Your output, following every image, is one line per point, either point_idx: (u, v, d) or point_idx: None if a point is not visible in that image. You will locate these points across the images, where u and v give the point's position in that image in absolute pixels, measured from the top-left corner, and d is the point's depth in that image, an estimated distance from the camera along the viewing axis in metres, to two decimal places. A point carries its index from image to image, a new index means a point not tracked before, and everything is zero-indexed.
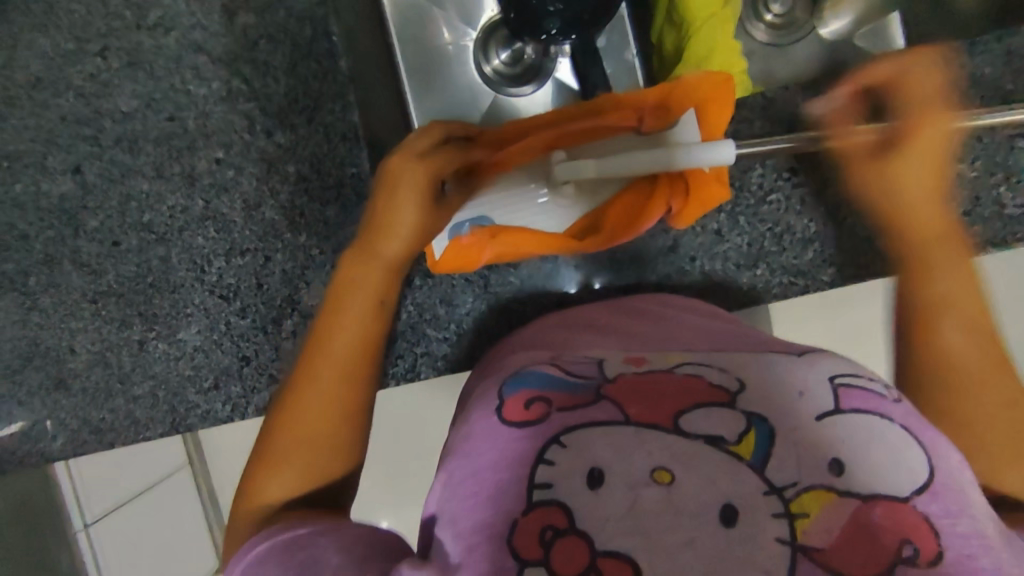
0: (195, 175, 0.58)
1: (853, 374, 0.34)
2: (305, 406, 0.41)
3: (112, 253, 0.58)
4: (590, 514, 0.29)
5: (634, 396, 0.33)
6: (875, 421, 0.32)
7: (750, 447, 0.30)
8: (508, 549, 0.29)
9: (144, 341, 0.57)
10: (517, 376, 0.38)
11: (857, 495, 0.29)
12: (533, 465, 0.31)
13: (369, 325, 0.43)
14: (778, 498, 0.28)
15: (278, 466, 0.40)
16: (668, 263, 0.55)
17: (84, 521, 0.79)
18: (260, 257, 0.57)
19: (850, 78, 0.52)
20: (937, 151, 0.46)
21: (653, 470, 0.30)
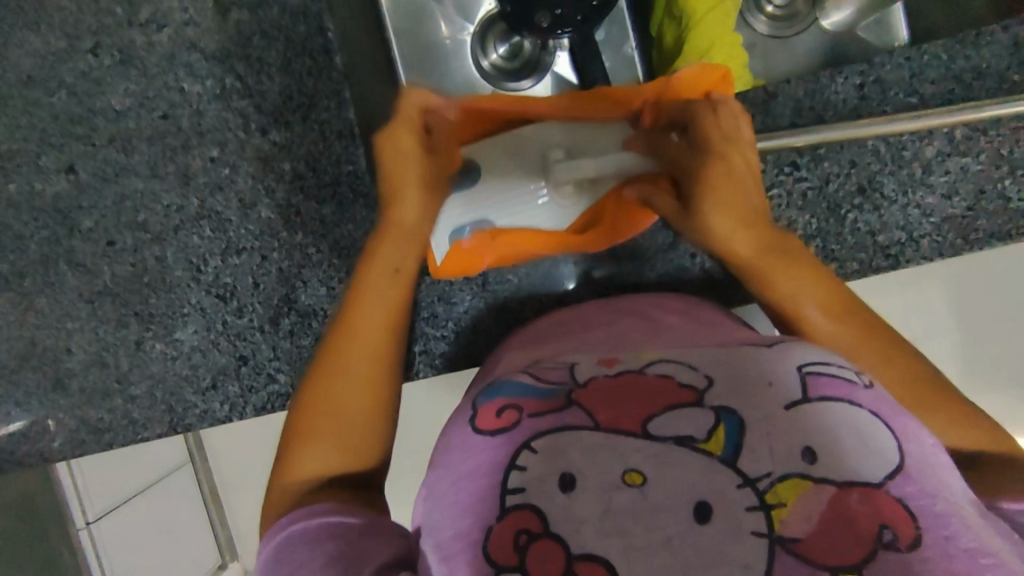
0: (190, 174, 0.57)
1: (820, 362, 0.33)
2: (336, 380, 0.40)
3: (108, 253, 0.58)
4: (563, 518, 0.28)
5: (604, 398, 0.31)
6: (847, 407, 0.30)
7: (721, 442, 0.29)
8: (484, 556, 0.29)
9: (141, 341, 0.57)
10: (491, 385, 0.36)
11: (832, 481, 0.28)
12: (505, 471, 0.30)
13: (394, 296, 0.43)
14: (751, 491, 0.27)
15: (311, 441, 0.38)
16: (666, 260, 0.55)
17: (85, 521, 0.79)
18: (256, 256, 0.56)
19: (852, 70, 0.51)
20: (724, 185, 0.44)
21: (625, 471, 0.28)
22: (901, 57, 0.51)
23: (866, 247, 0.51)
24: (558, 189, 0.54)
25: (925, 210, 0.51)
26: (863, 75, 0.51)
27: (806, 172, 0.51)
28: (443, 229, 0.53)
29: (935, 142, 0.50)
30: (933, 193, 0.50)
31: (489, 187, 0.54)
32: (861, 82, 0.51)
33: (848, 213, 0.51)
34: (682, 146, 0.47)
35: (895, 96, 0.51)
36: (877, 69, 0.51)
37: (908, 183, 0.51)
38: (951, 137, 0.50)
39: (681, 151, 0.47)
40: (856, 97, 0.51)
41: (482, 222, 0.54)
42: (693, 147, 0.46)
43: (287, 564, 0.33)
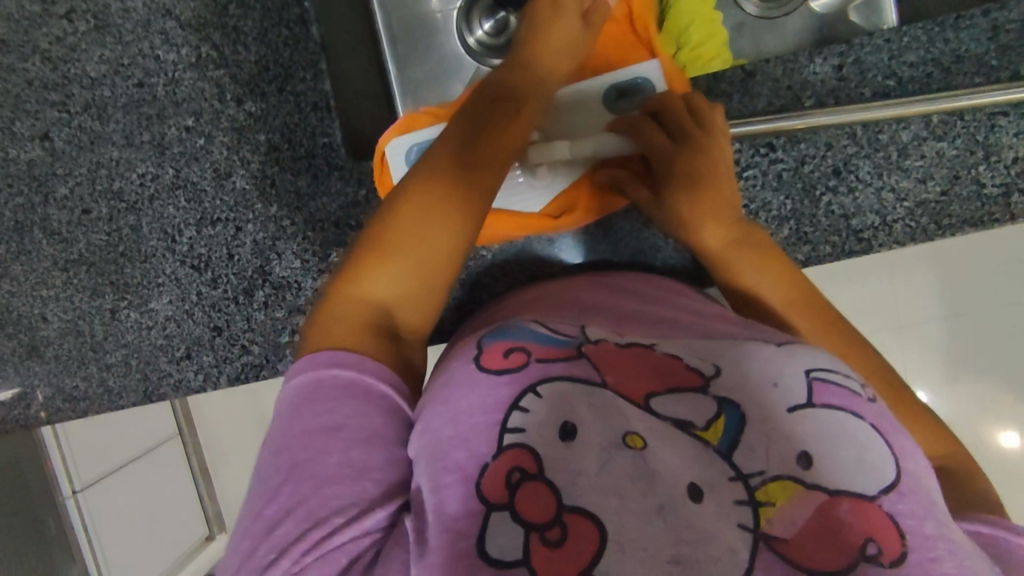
0: (165, 144, 0.57)
1: (829, 369, 0.34)
2: (418, 224, 0.39)
3: (83, 221, 0.57)
4: (561, 467, 0.30)
5: (614, 363, 0.34)
6: (848, 419, 0.31)
7: (719, 431, 0.31)
8: (476, 490, 0.30)
9: (116, 309, 0.57)
10: (501, 329, 0.38)
11: (822, 490, 0.29)
12: (507, 411, 0.32)
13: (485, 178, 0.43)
14: (743, 485, 0.29)
15: (385, 265, 0.39)
16: (641, 238, 0.55)
17: (73, 489, 0.82)
18: (231, 227, 0.56)
19: (831, 51, 0.51)
20: (701, 175, 0.46)
21: (625, 434, 0.30)
22: (880, 39, 0.50)
23: (839, 231, 0.51)
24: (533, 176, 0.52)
25: (900, 194, 0.50)
26: (841, 56, 0.51)
27: (782, 153, 0.51)
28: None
29: (912, 126, 0.50)
30: (908, 177, 0.50)
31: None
32: (839, 63, 0.51)
33: (823, 196, 0.51)
34: (661, 133, 0.48)
35: (874, 78, 0.51)
36: (856, 50, 0.51)
37: (884, 167, 0.50)
38: (927, 122, 0.50)
39: (661, 141, 0.48)
40: (835, 78, 0.51)
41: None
42: (672, 139, 0.47)
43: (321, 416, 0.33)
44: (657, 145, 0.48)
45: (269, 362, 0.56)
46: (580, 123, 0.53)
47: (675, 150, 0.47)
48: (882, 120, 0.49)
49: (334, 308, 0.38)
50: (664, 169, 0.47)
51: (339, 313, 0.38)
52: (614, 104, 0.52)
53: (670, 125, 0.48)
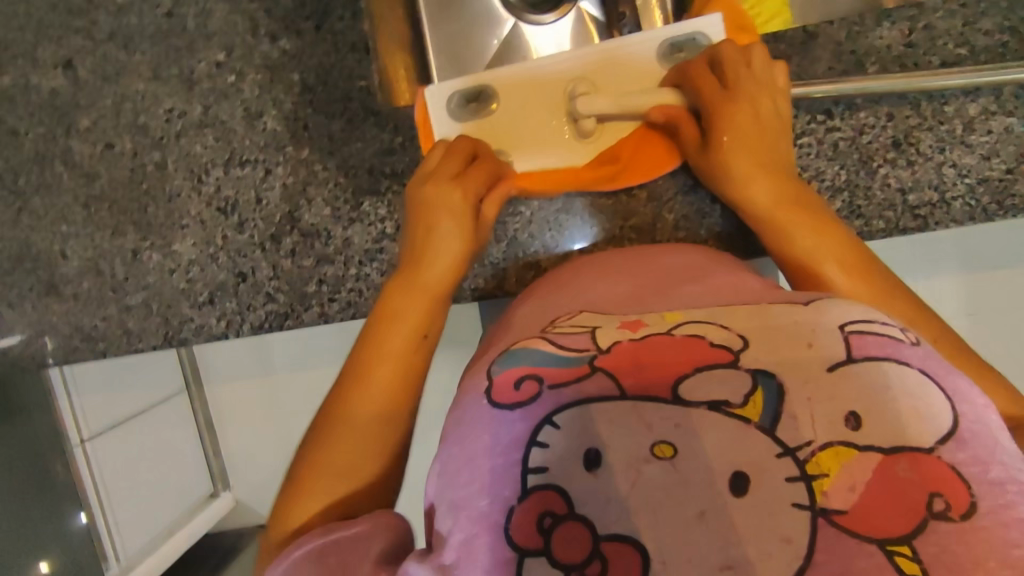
0: (194, 79, 0.54)
1: (865, 323, 0.33)
2: (339, 445, 0.40)
3: (105, 155, 0.55)
4: (592, 498, 0.29)
5: (631, 365, 0.32)
6: (892, 367, 0.31)
7: (758, 407, 0.30)
8: (506, 538, 0.30)
9: (138, 250, 0.56)
10: (508, 352, 0.36)
11: (878, 450, 0.28)
12: (527, 448, 0.31)
13: (412, 354, 0.43)
14: (792, 461, 0.28)
15: (314, 486, 0.39)
16: (687, 202, 0.52)
17: (80, 438, 0.94)
18: (260, 169, 0.54)
19: (901, 14, 0.48)
20: (746, 121, 0.45)
21: (652, 444, 0.30)
22: (954, 3, 0.48)
23: (895, 206, 0.48)
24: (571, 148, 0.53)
25: (962, 169, 0.48)
26: (912, 21, 0.48)
27: (840, 121, 0.49)
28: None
29: (980, 99, 0.48)
30: (971, 153, 0.48)
31: (511, 122, 0.53)
32: (909, 28, 0.48)
33: (880, 168, 0.48)
34: (711, 79, 0.47)
35: (945, 46, 0.48)
36: (928, 14, 0.48)
37: (948, 141, 0.48)
38: (996, 96, 0.47)
39: (710, 86, 0.47)
40: (903, 44, 0.48)
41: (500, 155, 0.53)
42: (721, 86, 0.47)
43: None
44: (706, 93, 0.47)
45: (295, 311, 0.54)
46: (627, 78, 0.51)
47: (725, 98, 0.46)
48: (949, 90, 0.47)
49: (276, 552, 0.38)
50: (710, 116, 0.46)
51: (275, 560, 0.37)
52: (665, 60, 0.51)
53: (718, 75, 0.47)
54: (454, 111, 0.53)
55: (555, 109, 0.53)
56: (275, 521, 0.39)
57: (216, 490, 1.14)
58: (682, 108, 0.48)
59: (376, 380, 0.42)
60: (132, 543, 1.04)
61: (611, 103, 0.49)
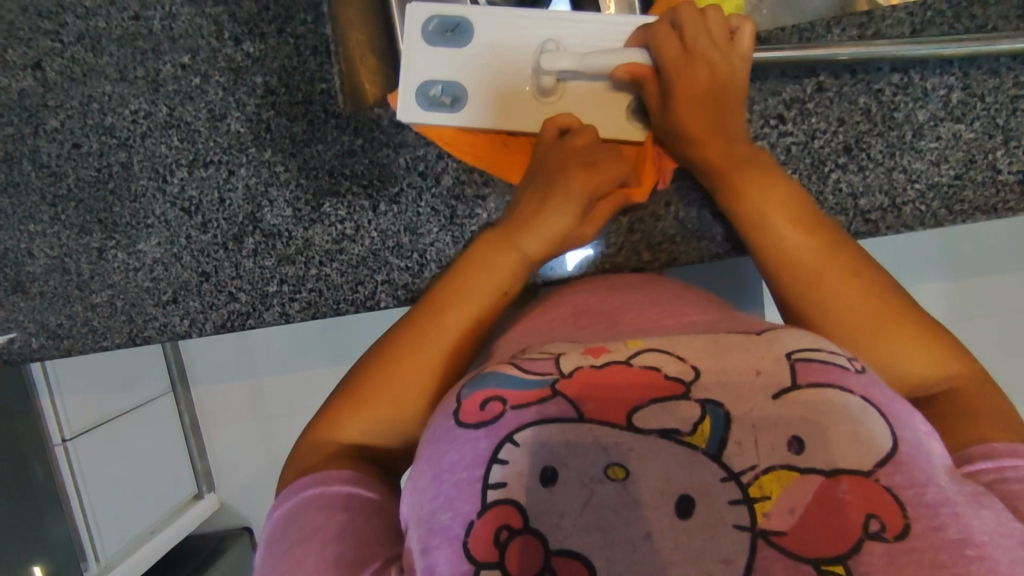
0: (160, 81, 0.55)
1: (812, 349, 0.34)
2: (391, 377, 0.44)
3: (73, 155, 0.56)
4: (543, 513, 0.30)
5: (592, 388, 0.33)
6: (840, 394, 0.32)
7: (705, 435, 0.30)
8: (466, 551, 0.31)
9: (103, 249, 0.56)
10: (475, 376, 0.36)
11: (820, 472, 0.29)
12: (487, 465, 0.32)
13: (473, 328, 0.46)
14: (735, 485, 0.29)
15: (361, 410, 0.44)
16: (641, 205, 0.52)
17: (62, 437, 0.96)
18: (223, 170, 0.55)
19: (851, 21, 0.48)
20: (701, 86, 0.47)
21: (607, 466, 0.30)
22: (903, 11, 0.48)
23: (846, 210, 0.49)
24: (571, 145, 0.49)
25: (911, 175, 0.48)
26: (860, 28, 0.48)
27: (792, 126, 0.49)
28: (415, 80, 0.52)
29: (929, 106, 0.48)
30: (921, 158, 0.48)
31: (476, 80, 0.52)
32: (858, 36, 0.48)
33: (832, 172, 0.49)
34: (675, 43, 0.48)
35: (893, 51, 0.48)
36: (877, 22, 0.48)
37: (898, 146, 0.48)
38: (944, 102, 0.48)
39: (673, 48, 0.48)
40: None
41: (454, 88, 0.52)
42: (682, 50, 0.48)
43: (308, 523, 0.39)
44: (668, 52, 0.48)
45: (256, 310, 0.55)
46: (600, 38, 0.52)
47: (684, 62, 0.47)
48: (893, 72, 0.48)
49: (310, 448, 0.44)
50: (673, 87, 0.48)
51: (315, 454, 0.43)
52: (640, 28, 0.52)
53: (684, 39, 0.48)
54: (428, 35, 0.52)
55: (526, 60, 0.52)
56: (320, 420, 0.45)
57: (201, 491, 1.14)
58: (649, 66, 0.49)
59: (435, 341, 0.45)
60: (113, 543, 1.03)
61: (575, 62, 0.49)
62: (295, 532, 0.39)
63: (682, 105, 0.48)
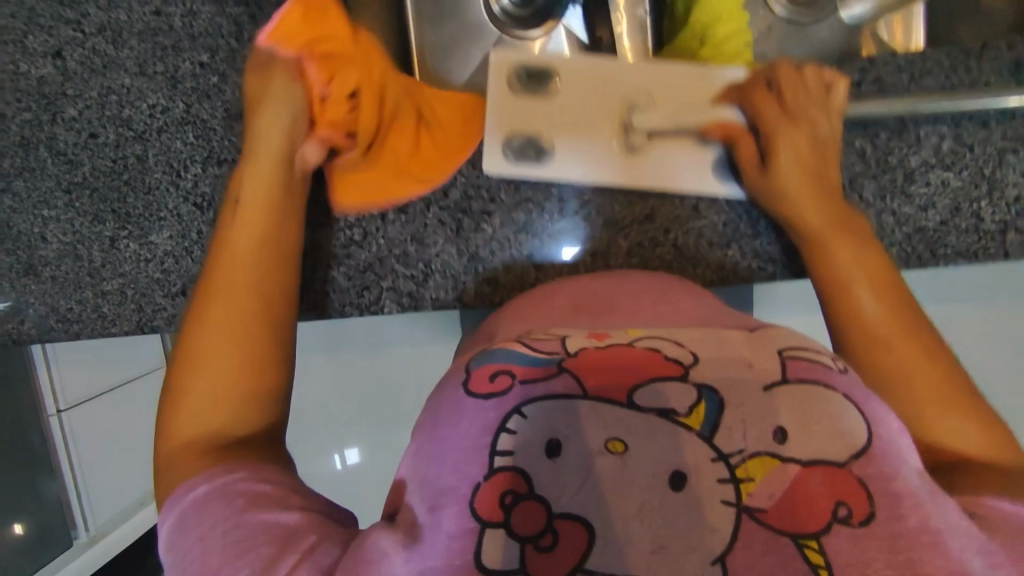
0: (178, 77, 0.56)
1: (800, 349, 0.36)
2: (205, 330, 0.42)
3: (89, 145, 0.57)
4: (548, 481, 0.30)
5: (597, 367, 0.33)
6: (821, 390, 0.33)
7: (700, 418, 0.31)
8: (470, 511, 0.31)
9: (115, 238, 0.58)
10: (486, 352, 0.37)
11: (798, 462, 0.30)
12: (495, 433, 0.32)
13: (257, 243, 0.46)
14: (722, 464, 0.30)
15: (189, 395, 0.40)
16: (641, 230, 0.54)
17: (58, 408, 0.98)
18: (237, 169, 0.56)
19: (853, 67, 0.51)
20: (805, 149, 0.49)
21: (607, 439, 0.31)
22: (902, 60, 0.51)
23: None
24: (256, 104, 0.49)
25: (900, 218, 0.50)
26: (862, 73, 0.51)
27: None
28: (503, 135, 0.55)
29: (921, 152, 0.50)
30: (909, 203, 0.50)
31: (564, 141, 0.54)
32: (859, 80, 0.51)
33: None
34: (769, 101, 0.50)
35: (892, 98, 0.50)
36: (877, 68, 0.51)
37: (888, 189, 0.50)
38: (937, 150, 0.50)
39: (772, 109, 0.50)
40: (852, 95, 0.51)
41: (538, 141, 0.54)
42: (782, 109, 0.50)
43: (200, 527, 0.34)
44: (765, 111, 0.50)
45: None
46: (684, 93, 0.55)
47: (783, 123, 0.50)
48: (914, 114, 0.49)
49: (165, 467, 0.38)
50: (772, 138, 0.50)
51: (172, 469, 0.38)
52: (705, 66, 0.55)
53: (778, 100, 0.50)
54: (515, 90, 0.55)
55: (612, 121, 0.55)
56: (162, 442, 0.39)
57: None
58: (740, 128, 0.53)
59: (228, 275, 0.44)
60: (103, 513, 1.08)
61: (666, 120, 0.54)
62: (187, 540, 0.33)
63: (787, 165, 0.49)
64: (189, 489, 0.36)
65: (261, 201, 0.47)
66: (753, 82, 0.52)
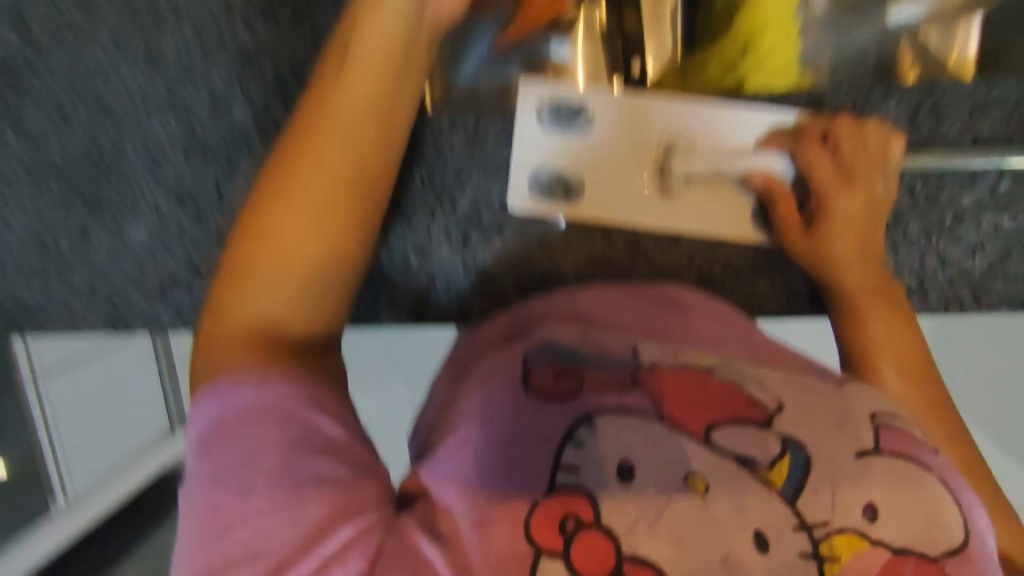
0: (158, 54, 0.50)
1: (893, 416, 0.34)
2: (289, 217, 0.35)
3: (57, 124, 0.51)
4: (619, 513, 0.28)
5: (673, 392, 0.32)
6: (916, 469, 0.31)
7: (783, 473, 0.30)
8: (524, 530, 0.28)
9: (86, 229, 0.53)
10: (547, 343, 0.36)
11: (889, 548, 0.29)
12: (561, 440, 0.30)
13: (370, 126, 0.37)
14: (807, 535, 0.29)
15: (254, 282, 0.34)
16: (664, 256, 0.50)
17: None
18: (224, 161, 0.51)
19: (911, 92, 0.46)
20: (858, 213, 0.44)
21: (688, 476, 0.29)
22: (967, 87, 0.46)
23: None
24: None
25: (943, 261, 0.47)
26: (921, 100, 0.46)
27: None
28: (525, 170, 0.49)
29: (975, 191, 0.46)
30: (956, 245, 0.47)
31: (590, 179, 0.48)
32: (916, 108, 0.46)
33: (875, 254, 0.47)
34: (826, 161, 0.44)
35: (948, 131, 0.46)
36: (938, 96, 0.46)
37: (934, 230, 0.47)
38: (992, 189, 0.46)
39: (826, 168, 0.44)
40: (907, 124, 0.46)
41: (569, 177, 0.48)
42: (838, 171, 0.44)
43: (236, 449, 0.28)
44: (820, 171, 0.44)
45: None
46: (730, 130, 0.48)
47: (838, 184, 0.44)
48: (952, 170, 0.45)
49: (209, 354, 0.32)
50: (825, 202, 0.44)
51: (210, 362, 0.32)
52: (750, 94, 0.49)
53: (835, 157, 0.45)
54: (545, 121, 0.48)
55: (645, 158, 0.48)
56: (211, 321, 0.33)
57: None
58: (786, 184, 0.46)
59: (325, 161, 0.36)
60: None
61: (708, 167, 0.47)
62: (216, 458, 0.29)
63: (835, 234, 0.44)
64: (253, 380, 0.30)
65: (376, 56, 0.38)
66: (808, 131, 0.46)
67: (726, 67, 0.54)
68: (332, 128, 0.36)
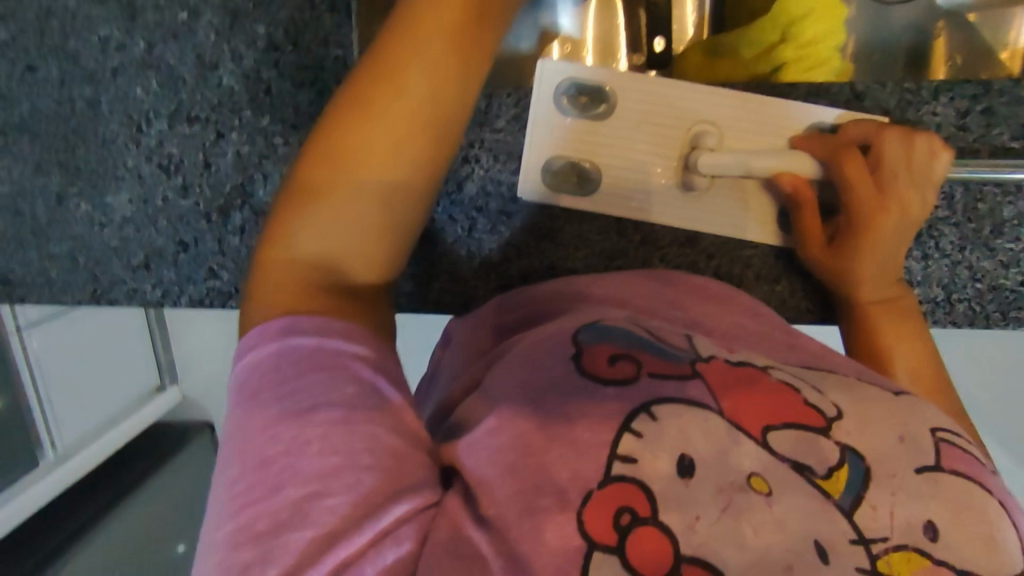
0: (137, 7, 0.46)
1: (953, 431, 0.31)
2: (359, 149, 0.33)
3: (26, 79, 0.47)
4: (679, 510, 0.26)
5: (733, 386, 0.30)
6: (978, 491, 0.29)
7: (838, 484, 0.28)
8: (578, 523, 0.26)
9: (63, 195, 0.49)
10: (599, 324, 0.34)
11: (951, 568, 0.27)
12: (618, 431, 0.28)
13: (453, 59, 0.34)
14: (864, 550, 0.26)
15: (314, 213, 0.33)
16: (681, 253, 0.47)
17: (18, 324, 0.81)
18: (211, 131, 0.47)
19: (963, 91, 0.43)
20: (886, 230, 0.41)
21: (750, 476, 0.27)
22: None
23: None
24: None
25: (975, 273, 0.44)
26: (973, 100, 0.43)
27: None
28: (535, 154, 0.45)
29: (1019, 202, 0.43)
30: (991, 258, 0.44)
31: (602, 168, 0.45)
32: (967, 108, 0.43)
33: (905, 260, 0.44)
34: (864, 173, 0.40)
35: (999, 134, 0.43)
36: (992, 96, 0.43)
37: (970, 241, 0.44)
38: None
39: (865, 183, 0.40)
40: (955, 125, 0.43)
41: (581, 165, 0.45)
42: (875, 185, 0.40)
43: (298, 399, 0.27)
44: (857, 185, 0.40)
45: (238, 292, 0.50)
46: (759, 130, 0.44)
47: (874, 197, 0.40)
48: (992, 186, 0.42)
49: (266, 280, 0.32)
50: (856, 224, 0.41)
51: (269, 289, 0.32)
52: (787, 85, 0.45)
53: (872, 166, 0.41)
54: (561, 104, 0.44)
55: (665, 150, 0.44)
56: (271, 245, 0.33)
57: (162, 384, 0.96)
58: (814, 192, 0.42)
59: (405, 92, 0.33)
60: (72, 428, 0.91)
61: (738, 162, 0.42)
62: (277, 406, 0.27)
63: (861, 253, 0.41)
64: (307, 321, 0.30)
65: None
66: (846, 136, 0.42)
67: (761, 53, 0.52)
68: (416, 54, 0.33)
